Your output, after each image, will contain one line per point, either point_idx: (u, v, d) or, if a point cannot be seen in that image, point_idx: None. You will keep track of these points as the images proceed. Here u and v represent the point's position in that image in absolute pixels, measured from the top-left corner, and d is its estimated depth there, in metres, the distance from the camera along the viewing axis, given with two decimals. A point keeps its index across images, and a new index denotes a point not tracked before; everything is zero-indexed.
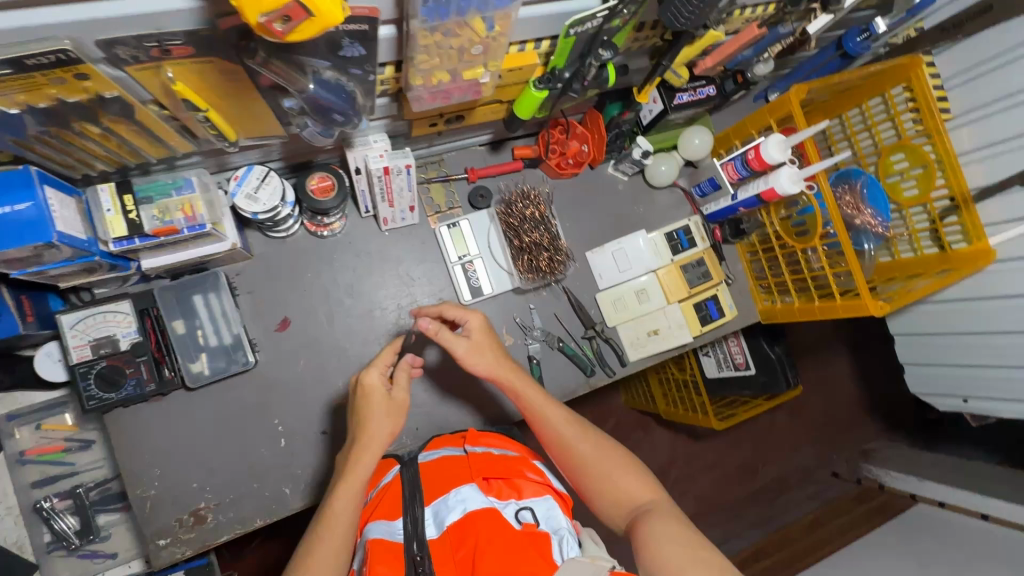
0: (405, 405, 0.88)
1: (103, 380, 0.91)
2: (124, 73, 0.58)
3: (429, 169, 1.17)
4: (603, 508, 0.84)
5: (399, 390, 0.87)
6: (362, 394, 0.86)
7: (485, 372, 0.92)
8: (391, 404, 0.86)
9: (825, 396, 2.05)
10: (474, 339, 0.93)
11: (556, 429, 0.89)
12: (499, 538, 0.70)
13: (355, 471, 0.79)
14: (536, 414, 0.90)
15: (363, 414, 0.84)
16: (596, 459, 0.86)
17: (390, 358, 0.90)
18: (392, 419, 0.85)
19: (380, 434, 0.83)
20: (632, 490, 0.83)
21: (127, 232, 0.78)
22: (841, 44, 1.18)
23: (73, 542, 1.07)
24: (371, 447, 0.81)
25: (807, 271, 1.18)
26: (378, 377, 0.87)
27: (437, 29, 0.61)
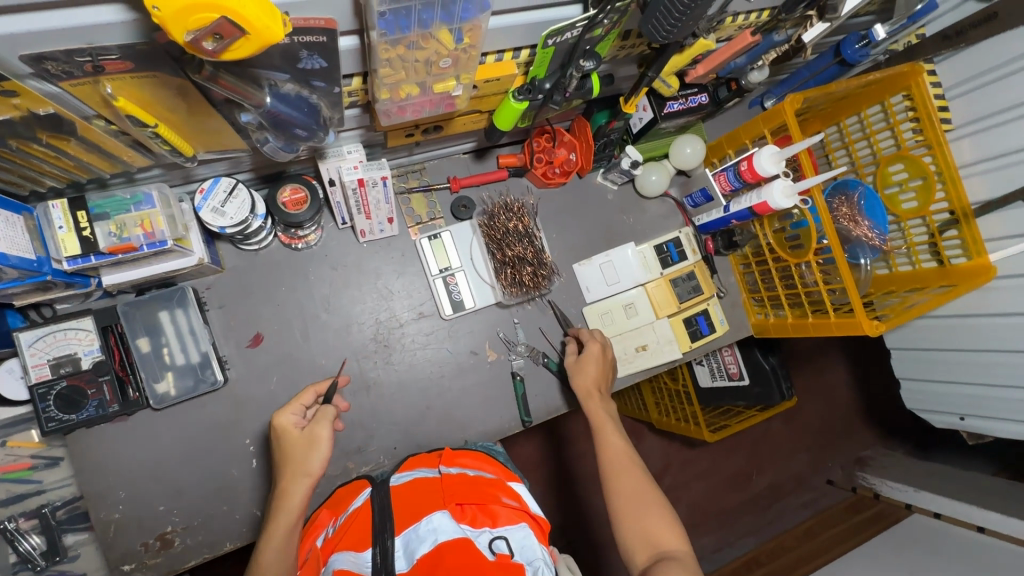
0: (327, 440, 0.83)
1: (63, 401, 0.87)
2: (60, 89, 0.54)
3: (410, 179, 1.13)
4: (624, 542, 0.80)
5: (316, 424, 0.84)
6: (279, 435, 0.85)
7: (580, 384, 1.01)
8: (303, 442, 0.83)
9: (820, 406, 2.01)
10: (585, 358, 1.04)
11: (612, 451, 0.90)
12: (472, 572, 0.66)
13: (284, 512, 0.79)
14: (600, 432, 0.94)
15: (284, 456, 0.83)
16: (635, 492, 0.84)
17: (308, 399, 0.89)
18: (310, 456, 0.82)
19: (303, 474, 0.81)
20: (662, 534, 0.79)
21: (80, 250, 0.74)
22: (839, 51, 1.14)
23: None
24: (293, 481, 0.81)
25: (801, 286, 1.14)
26: (291, 418, 0.86)
27: (400, 42, 0.57)
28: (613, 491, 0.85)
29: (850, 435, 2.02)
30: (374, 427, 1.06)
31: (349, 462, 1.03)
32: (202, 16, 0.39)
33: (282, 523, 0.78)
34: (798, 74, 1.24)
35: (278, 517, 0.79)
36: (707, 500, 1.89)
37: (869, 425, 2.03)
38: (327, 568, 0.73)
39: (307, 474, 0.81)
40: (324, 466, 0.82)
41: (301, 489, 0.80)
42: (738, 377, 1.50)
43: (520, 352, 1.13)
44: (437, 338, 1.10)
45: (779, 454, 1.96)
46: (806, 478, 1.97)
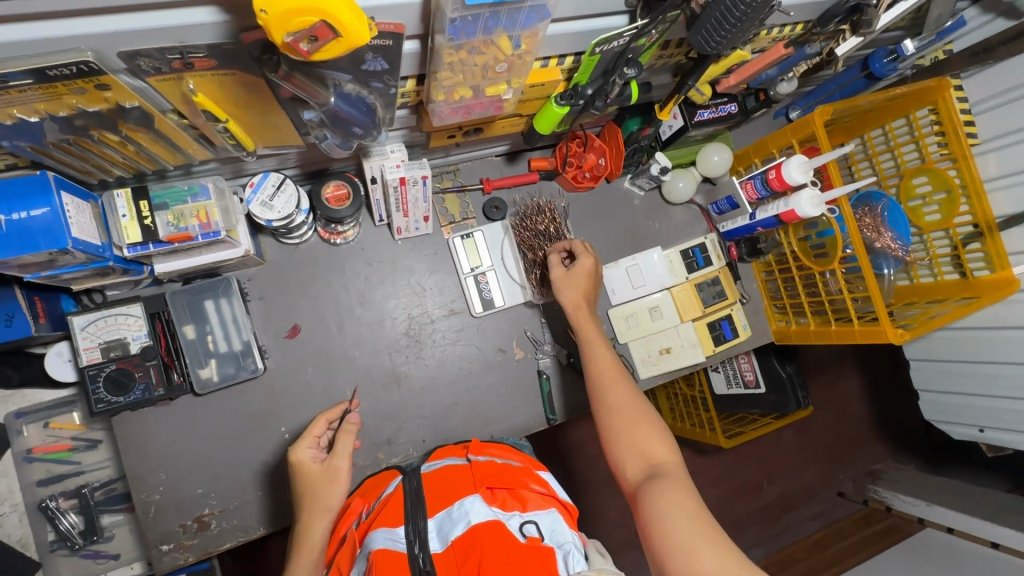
0: (345, 472, 0.88)
1: (112, 383, 0.90)
2: (145, 84, 0.57)
3: (444, 179, 1.16)
4: (617, 456, 0.81)
5: (335, 456, 0.88)
6: (298, 470, 0.89)
7: (568, 302, 1.01)
8: (325, 472, 0.87)
9: (835, 417, 2.02)
10: (571, 273, 1.03)
11: (601, 370, 0.92)
12: (504, 551, 0.63)
13: (304, 546, 0.82)
14: (588, 350, 0.96)
15: (303, 491, 0.87)
16: (625, 409, 0.85)
17: (320, 429, 0.94)
18: (330, 490, 0.86)
19: (323, 507, 0.85)
20: (652, 446, 0.80)
21: (141, 238, 0.78)
22: (867, 65, 1.16)
23: (77, 542, 1.08)
24: (318, 511, 0.85)
25: (824, 294, 1.15)
26: (308, 453, 0.90)
27: (463, 47, 0.61)
28: (604, 409, 0.87)
29: (864, 447, 2.02)
30: (404, 420, 1.08)
31: (379, 452, 1.06)
32: (303, 20, 0.43)
33: (303, 559, 0.81)
34: (825, 86, 1.27)
35: (300, 552, 0.81)
36: (719, 507, 1.89)
37: (882, 437, 2.03)
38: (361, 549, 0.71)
39: (328, 507, 0.85)
40: (342, 498, 0.87)
41: (322, 524, 0.84)
42: (753, 384, 1.52)
43: (547, 351, 1.15)
44: (467, 335, 1.13)
45: (792, 464, 1.97)
46: (818, 489, 1.98)
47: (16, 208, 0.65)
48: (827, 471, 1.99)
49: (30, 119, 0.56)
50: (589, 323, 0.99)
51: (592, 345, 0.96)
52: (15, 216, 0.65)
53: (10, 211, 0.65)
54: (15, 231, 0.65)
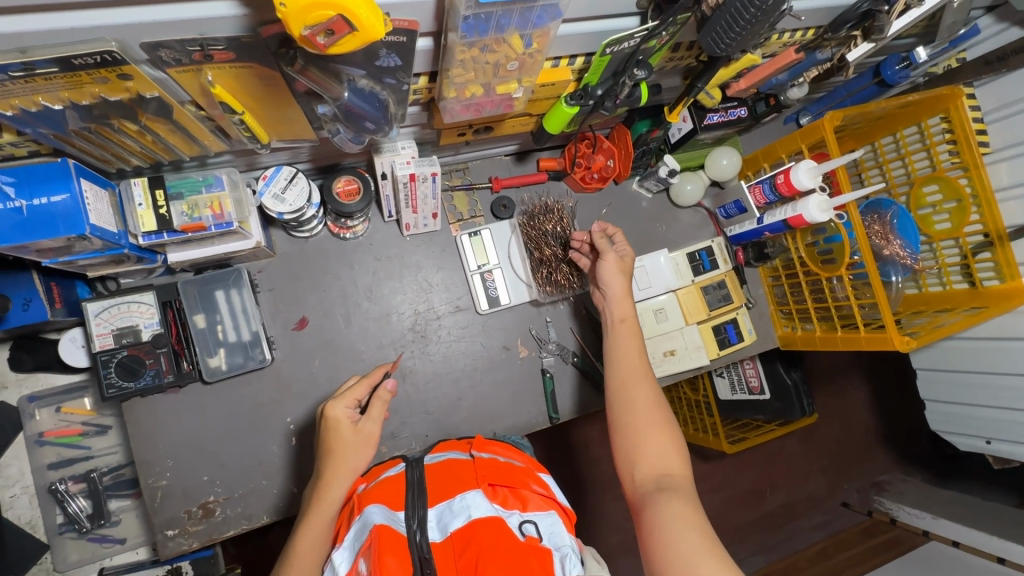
0: (375, 437, 0.86)
1: (124, 369, 0.92)
2: (165, 75, 0.59)
3: (453, 177, 1.17)
4: (627, 459, 0.81)
5: (369, 420, 0.86)
6: (329, 427, 0.85)
7: (617, 288, 1.00)
8: (359, 437, 0.85)
9: (839, 426, 2.01)
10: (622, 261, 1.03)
11: (628, 366, 0.91)
12: (502, 549, 0.64)
13: (322, 504, 0.80)
14: (618, 345, 0.95)
15: (329, 448, 0.84)
16: (649, 410, 0.85)
17: (361, 393, 0.89)
18: (359, 454, 0.84)
19: (348, 469, 0.82)
20: (665, 455, 0.80)
21: (156, 227, 0.79)
22: (878, 72, 1.16)
23: (85, 526, 1.11)
24: (342, 472, 0.82)
25: (831, 301, 1.15)
26: (344, 411, 0.87)
27: (475, 44, 0.62)
28: (623, 406, 0.86)
29: (868, 457, 2.01)
30: (408, 414, 1.09)
31: (382, 445, 1.07)
32: (320, 14, 0.44)
33: (318, 518, 0.79)
34: (835, 93, 1.26)
35: (318, 508, 0.80)
36: (721, 514, 1.89)
37: (887, 447, 2.02)
38: (359, 518, 0.72)
39: (353, 470, 0.83)
40: (367, 464, 0.84)
41: (344, 484, 0.82)
42: (758, 391, 1.51)
43: (551, 350, 1.15)
44: (472, 332, 1.14)
45: (795, 472, 1.96)
46: (821, 498, 1.96)
47: (38, 194, 0.67)
48: (830, 480, 1.98)
49: (53, 106, 0.58)
50: (628, 312, 0.98)
51: (623, 338, 0.96)
52: (37, 202, 0.67)
53: (32, 197, 0.67)
54: (36, 215, 0.67)
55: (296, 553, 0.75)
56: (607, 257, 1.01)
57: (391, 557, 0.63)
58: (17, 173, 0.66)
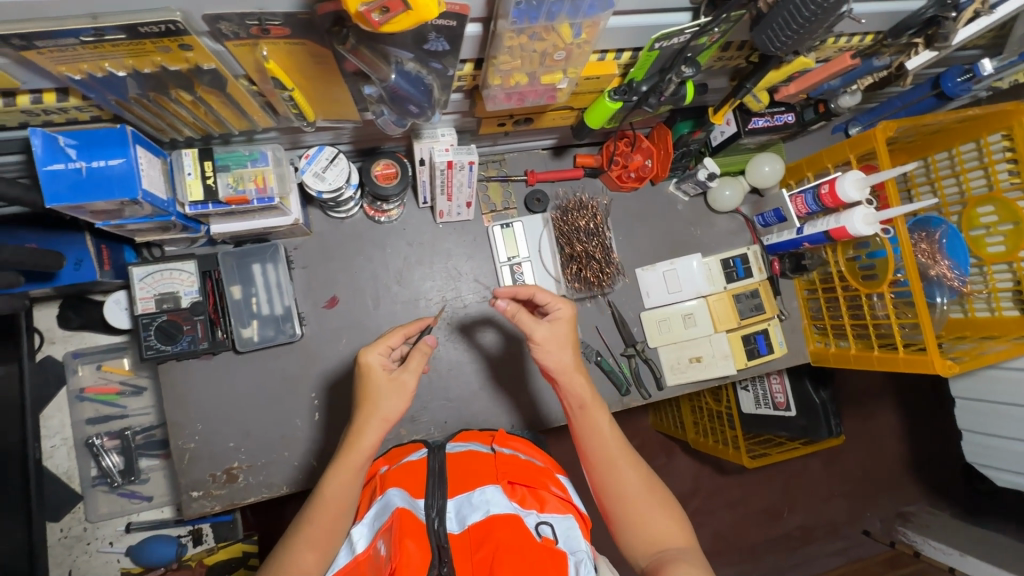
0: (411, 389, 0.80)
1: (162, 333, 0.96)
2: (223, 48, 0.61)
3: (489, 168, 1.17)
4: (628, 544, 0.79)
5: (405, 371, 0.80)
6: (362, 374, 0.80)
7: (561, 363, 0.86)
8: (392, 385, 0.79)
9: (867, 450, 1.94)
10: (556, 328, 0.86)
11: (605, 449, 0.83)
12: (518, 549, 0.64)
13: (354, 450, 0.76)
14: (585, 428, 0.85)
15: (362, 395, 0.80)
16: (638, 495, 0.80)
17: (396, 341, 0.83)
18: (392, 404, 0.79)
19: (379, 417, 0.78)
20: (663, 531, 0.78)
21: (202, 197, 0.82)
22: (938, 83, 1.09)
23: (116, 480, 1.16)
24: (376, 420, 0.78)
25: (869, 318, 1.10)
26: (378, 358, 0.81)
27: (524, 32, 0.62)
28: (611, 492, 0.81)
29: (896, 486, 1.93)
30: (429, 399, 1.10)
31: (401, 428, 1.09)
32: None
33: (349, 461, 0.76)
34: (889, 103, 1.20)
35: (347, 453, 0.76)
36: (735, 530, 1.85)
37: (917, 478, 1.94)
38: (380, 499, 0.73)
39: (383, 418, 0.78)
40: (401, 413, 0.79)
41: (375, 433, 0.78)
42: (783, 407, 1.48)
43: None
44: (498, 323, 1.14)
45: (816, 494, 1.90)
46: (841, 523, 1.90)
47: (97, 157, 0.70)
48: (853, 506, 1.91)
49: (118, 73, 0.61)
50: (586, 392, 0.86)
51: (591, 423, 0.85)
52: (96, 164, 0.70)
53: (90, 159, 0.70)
54: (94, 177, 0.70)
55: (325, 499, 0.74)
56: (535, 334, 0.85)
57: (411, 540, 0.65)
58: (79, 136, 0.69)
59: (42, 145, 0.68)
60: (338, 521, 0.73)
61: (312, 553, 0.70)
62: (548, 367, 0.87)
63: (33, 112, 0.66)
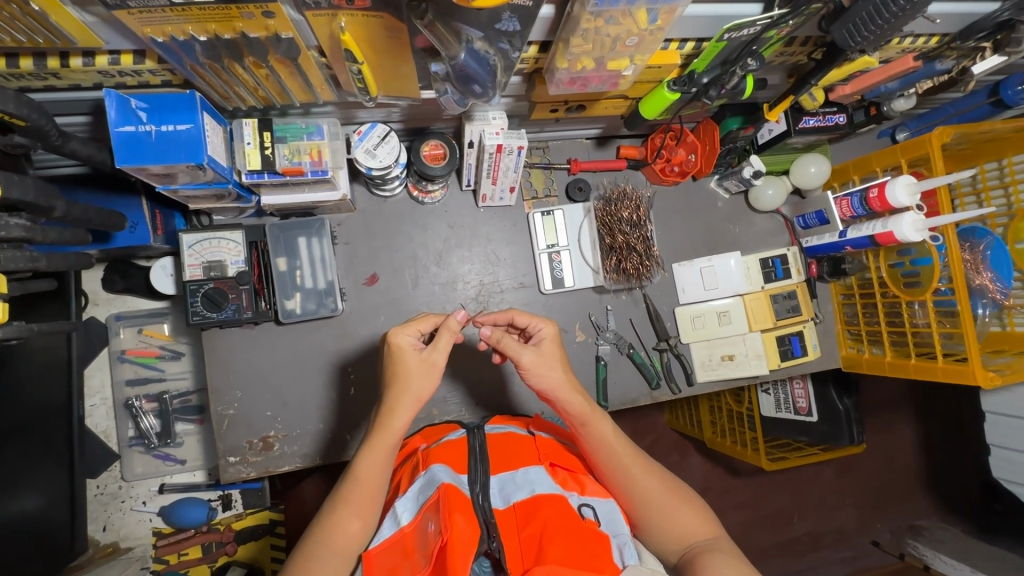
0: (441, 369, 0.79)
1: (208, 301, 0.97)
2: (302, 16, 0.62)
3: (533, 154, 1.17)
4: (657, 543, 0.78)
5: (435, 351, 0.78)
6: (392, 355, 0.79)
7: (552, 385, 0.81)
8: (427, 365, 0.78)
9: (884, 461, 1.93)
10: (543, 349, 0.83)
11: (615, 459, 0.80)
12: (566, 527, 0.65)
13: (386, 430, 0.76)
14: (589, 442, 0.81)
15: (393, 375, 0.78)
16: (658, 498, 0.78)
17: (428, 325, 0.82)
18: (424, 384, 0.77)
19: (411, 397, 0.77)
20: (689, 526, 0.77)
21: (260, 167, 0.83)
22: (996, 91, 1.06)
23: (153, 442, 1.19)
24: (406, 402, 0.77)
25: (909, 325, 1.09)
26: (408, 340, 0.79)
27: (603, 14, 0.61)
28: (630, 499, 0.79)
29: (911, 499, 1.91)
30: (461, 382, 1.11)
31: (433, 408, 1.10)
32: None
33: (382, 440, 0.76)
34: (942, 110, 1.18)
35: (381, 430, 0.76)
36: (746, 531, 1.85)
37: (933, 492, 1.92)
38: (424, 475, 0.74)
39: (415, 398, 0.77)
40: (432, 393, 0.78)
41: (408, 413, 0.77)
42: (805, 412, 1.48)
43: (608, 339, 1.15)
44: (534, 309, 1.15)
45: (829, 501, 1.89)
46: (852, 532, 1.88)
47: (167, 121, 0.71)
48: (866, 515, 1.90)
49: (199, 38, 0.61)
50: (583, 406, 0.81)
51: (596, 437, 0.81)
52: (165, 128, 0.71)
53: (161, 123, 0.71)
54: (163, 141, 0.71)
55: (358, 475, 0.74)
56: (522, 358, 0.81)
57: (460, 515, 0.65)
58: (150, 99, 0.71)
59: (115, 107, 0.69)
60: (376, 496, 0.74)
61: (356, 523, 0.72)
62: (541, 388, 0.82)
63: (109, 74, 0.67)
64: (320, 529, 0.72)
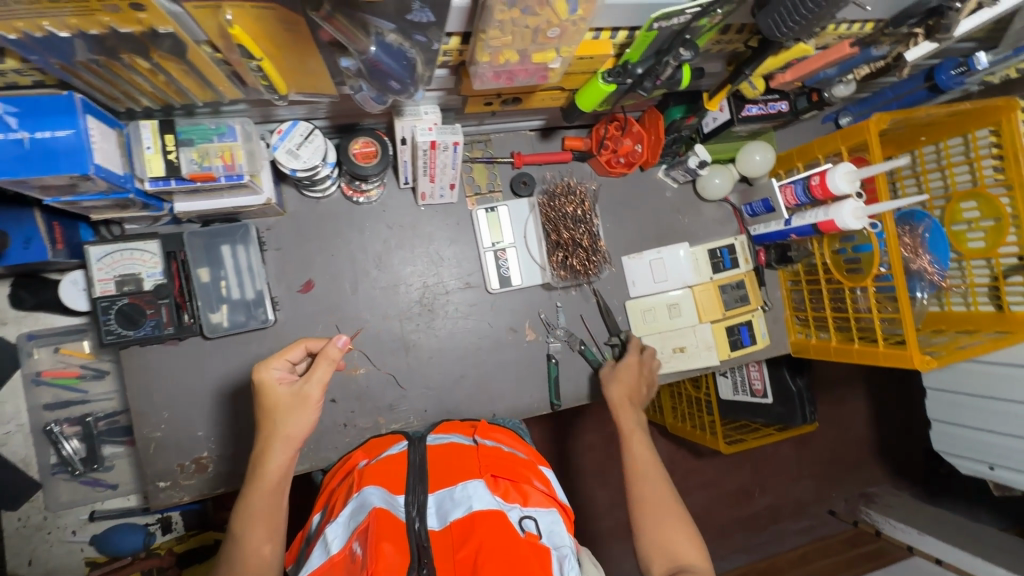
0: (317, 401, 0.75)
1: (124, 317, 0.89)
2: (181, 9, 0.55)
3: (475, 148, 1.12)
4: (643, 553, 0.80)
5: (307, 383, 0.75)
6: (261, 392, 0.77)
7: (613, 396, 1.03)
8: (295, 399, 0.75)
9: (837, 436, 1.98)
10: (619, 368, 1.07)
11: (637, 462, 0.90)
12: (503, 546, 0.62)
13: (262, 476, 0.73)
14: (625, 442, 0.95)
15: (265, 415, 0.76)
16: (657, 507, 0.83)
17: (297, 353, 0.80)
18: (297, 419, 0.74)
19: (282, 437, 0.74)
20: (681, 546, 0.79)
21: (164, 173, 0.76)
22: (932, 75, 1.07)
23: (77, 468, 1.11)
24: (280, 442, 0.74)
25: (852, 311, 1.10)
26: (275, 373, 0.78)
27: (517, 4, 0.57)
28: (634, 497, 0.86)
29: (861, 469, 1.99)
30: (409, 388, 1.08)
31: (380, 417, 1.06)
32: None
33: (260, 497, 0.72)
34: (882, 94, 1.19)
35: (255, 481, 0.73)
36: (708, 511, 1.88)
37: (883, 462, 1.99)
38: (356, 498, 0.71)
39: (288, 437, 0.74)
40: (308, 429, 0.75)
41: (282, 453, 0.74)
42: (760, 394, 1.49)
43: (558, 336, 1.13)
44: (481, 310, 1.11)
45: (786, 477, 1.94)
46: (808, 504, 1.94)
47: (42, 126, 0.63)
48: (821, 488, 1.96)
49: (60, 33, 0.54)
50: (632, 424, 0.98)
51: (633, 442, 0.94)
52: (40, 134, 0.63)
53: (35, 129, 0.63)
54: (38, 149, 0.63)
55: (241, 539, 0.71)
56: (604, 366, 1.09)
57: (389, 543, 0.62)
58: (21, 103, 0.63)
59: None
60: (275, 526, 0.73)
61: (266, 544, 0.72)
62: (611, 400, 1.03)
63: None
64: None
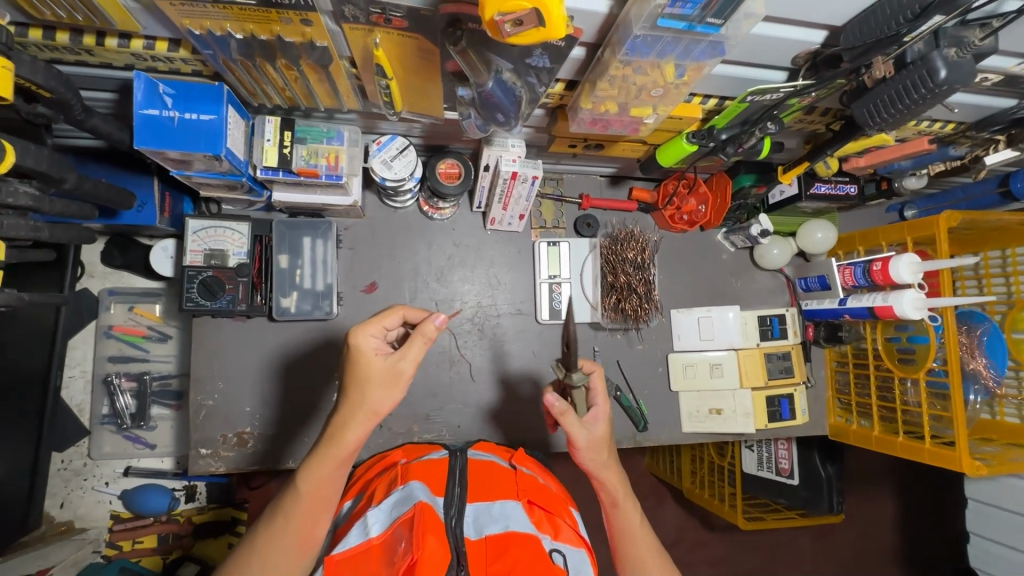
0: (408, 379, 0.70)
1: (204, 288, 0.95)
2: (339, 28, 0.63)
3: (546, 184, 1.17)
4: None
5: (403, 359, 0.70)
6: (351, 357, 0.71)
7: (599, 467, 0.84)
8: (389, 373, 0.69)
9: (861, 534, 1.89)
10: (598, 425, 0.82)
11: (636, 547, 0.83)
12: (537, 566, 0.63)
13: (337, 443, 0.70)
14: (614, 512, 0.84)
15: (353, 381, 0.70)
16: None
17: (389, 322, 0.75)
18: (384, 394, 0.69)
19: (368, 410, 0.69)
20: None
21: (275, 164, 0.83)
22: (1007, 182, 1.05)
23: (125, 422, 1.18)
24: (362, 415, 0.69)
25: (899, 402, 1.08)
26: (369, 339, 0.72)
27: (632, 64, 0.63)
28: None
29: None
30: (447, 402, 1.11)
31: (414, 425, 1.09)
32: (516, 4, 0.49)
33: (329, 462, 0.70)
34: (953, 193, 1.19)
35: (329, 445, 0.70)
36: None
37: (907, 572, 1.87)
38: (401, 489, 0.74)
39: (373, 412, 0.69)
40: (392, 407, 0.70)
41: (362, 426, 0.70)
42: (786, 474, 1.44)
43: None
44: (528, 337, 1.14)
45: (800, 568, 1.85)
46: None
47: (192, 109, 0.72)
48: None
49: (235, 35, 0.63)
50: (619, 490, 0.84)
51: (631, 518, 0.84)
52: (188, 116, 0.72)
53: (185, 111, 0.72)
54: (184, 128, 0.72)
55: (301, 494, 0.70)
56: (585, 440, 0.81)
57: (433, 535, 0.63)
58: (179, 86, 0.71)
59: (142, 90, 0.70)
60: (332, 488, 0.72)
61: (322, 513, 0.72)
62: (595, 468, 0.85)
63: (142, 57, 0.68)
64: (286, 531, 0.70)
